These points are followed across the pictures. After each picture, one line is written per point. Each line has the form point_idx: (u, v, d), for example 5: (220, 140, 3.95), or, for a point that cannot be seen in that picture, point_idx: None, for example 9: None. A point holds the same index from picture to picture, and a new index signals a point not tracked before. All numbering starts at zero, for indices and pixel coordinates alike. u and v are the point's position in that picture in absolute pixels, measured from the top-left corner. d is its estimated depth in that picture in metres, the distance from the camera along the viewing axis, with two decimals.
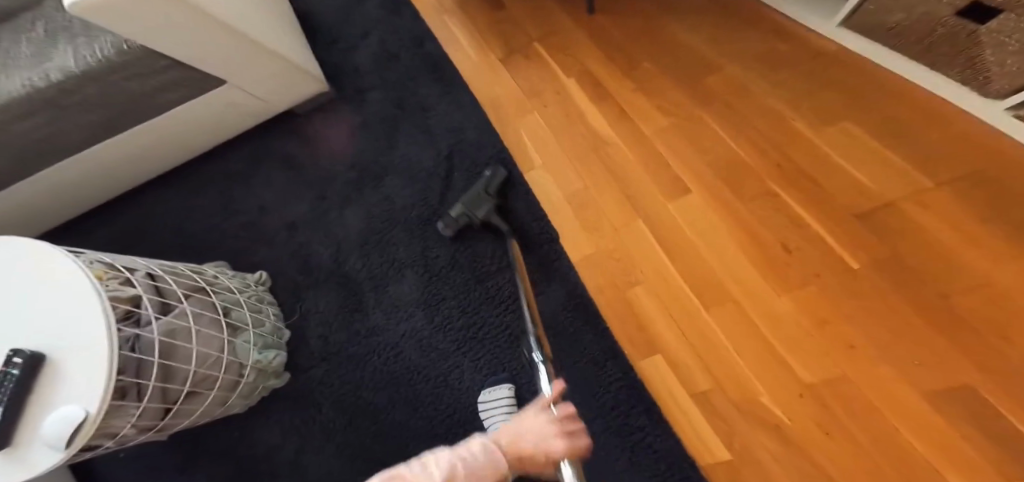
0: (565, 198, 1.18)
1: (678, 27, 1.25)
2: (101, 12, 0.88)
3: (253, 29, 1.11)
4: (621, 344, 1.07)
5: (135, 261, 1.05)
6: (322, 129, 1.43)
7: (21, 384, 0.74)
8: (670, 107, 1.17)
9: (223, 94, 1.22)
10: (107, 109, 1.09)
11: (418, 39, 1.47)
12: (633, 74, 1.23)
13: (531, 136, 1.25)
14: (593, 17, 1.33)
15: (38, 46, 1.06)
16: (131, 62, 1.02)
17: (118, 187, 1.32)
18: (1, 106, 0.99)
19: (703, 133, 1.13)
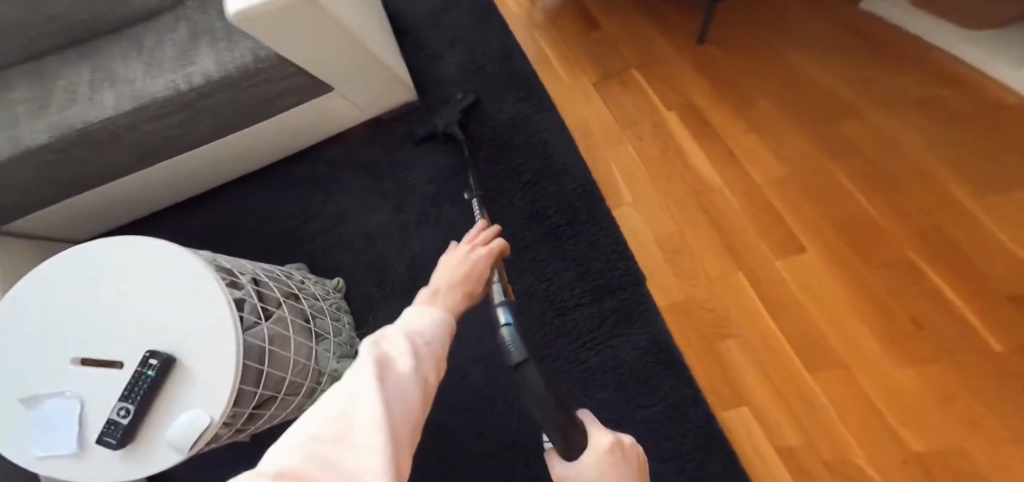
0: (656, 239, 1.12)
1: (811, 66, 1.18)
2: (257, 22, 0.91)
3: (377, 47, 1.15)
4: (705, 394, 1.01)
5: (239, 263, 1.09)
6: (405, 140, 1.41)
7: (153, 385, 0.82)
8: (792, 155, 1.10)
9: (328, 102, 1.24)
10: (233, 114, 1.12)
11: (507, 52, 1.42)
12: (746, 113, 1.17)
13: (623, 169, 1.20)
14: (702, 47, 1.28)
15: (181, 47, 1.10)
16: (266, 69, 1.06)
17: (209, 185, 1.35)
18: (146, 106, 1.04)
19: (827, 184, 1.06)
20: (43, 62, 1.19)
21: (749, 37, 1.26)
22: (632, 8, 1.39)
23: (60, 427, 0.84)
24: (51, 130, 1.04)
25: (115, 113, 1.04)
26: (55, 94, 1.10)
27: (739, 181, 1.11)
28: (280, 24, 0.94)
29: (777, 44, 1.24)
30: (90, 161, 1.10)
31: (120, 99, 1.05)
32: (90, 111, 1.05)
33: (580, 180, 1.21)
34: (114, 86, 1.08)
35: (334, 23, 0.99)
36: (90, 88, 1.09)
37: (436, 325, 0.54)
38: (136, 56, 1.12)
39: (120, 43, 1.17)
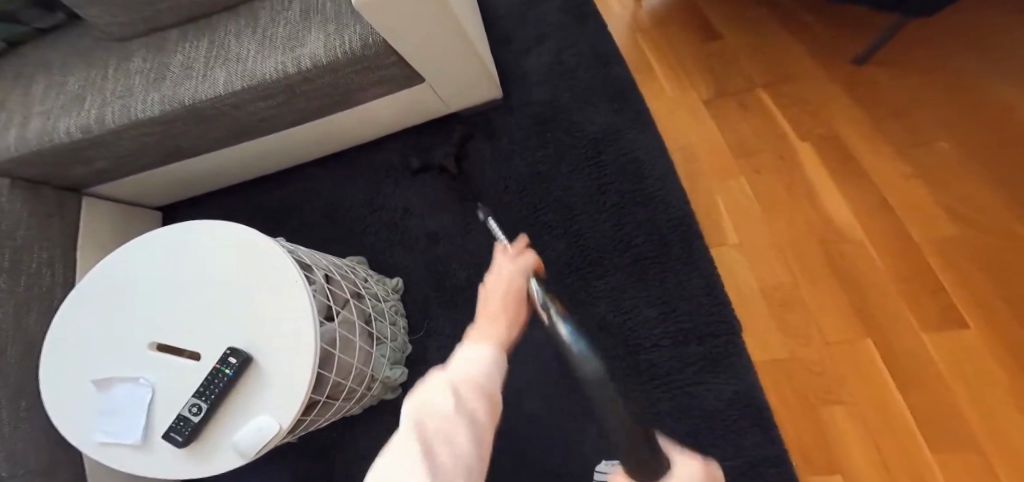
0: (763, 290, 0.97)
1: (1016, 99, 0.95)
2: (374, 6, 0.88)
3: (478, 40, 1.09)
4: (790, 451, 0.87)
5: (310, 256, 1.03)
6: (481, 138, 1.30)
7: (229, 384, 0.80)
8: (968, 214, 0.90)
9: (418, 92, 1.18)
10: (328, 98, 1.11)
11: (604, 57, 1.30)
12: (912, 153, 0.97)
13: (727, 204, 1.05)
14: (863, 67, 1.06)
15: (292, 27, 1.08)
16: (371, 55, 1.01)
17: (282, 163, 1.36)
18: (253, 86, 1.04)
19: (1013, 258, 0.86)
20: (167, 34, 1.21)
21: (939, 57, 1.02)
22: (771, 11, 1.20)
23: (127, 416, 0.84)
24: (163, 104, 1.08)
25: (224, 92, 1.05)
26: (173, 68, 1.13)
27: (879, 234, 0.94)
28: (399, 6, 0.89)
29: (972, 67, 1.00)
30: (196, 131, 1.14)
31: (231, 78, 1.06)
32: (202, 87, 1.07)
33: (679, 211, 1.06)
34: (227, 65, 1.08)
35: (446, 10, 0.94)
36: (205, 64, 1.11)
37: (485, 367, 0.43)
38: (250, 34, 1.11)
39: (238, 17, 1.17)
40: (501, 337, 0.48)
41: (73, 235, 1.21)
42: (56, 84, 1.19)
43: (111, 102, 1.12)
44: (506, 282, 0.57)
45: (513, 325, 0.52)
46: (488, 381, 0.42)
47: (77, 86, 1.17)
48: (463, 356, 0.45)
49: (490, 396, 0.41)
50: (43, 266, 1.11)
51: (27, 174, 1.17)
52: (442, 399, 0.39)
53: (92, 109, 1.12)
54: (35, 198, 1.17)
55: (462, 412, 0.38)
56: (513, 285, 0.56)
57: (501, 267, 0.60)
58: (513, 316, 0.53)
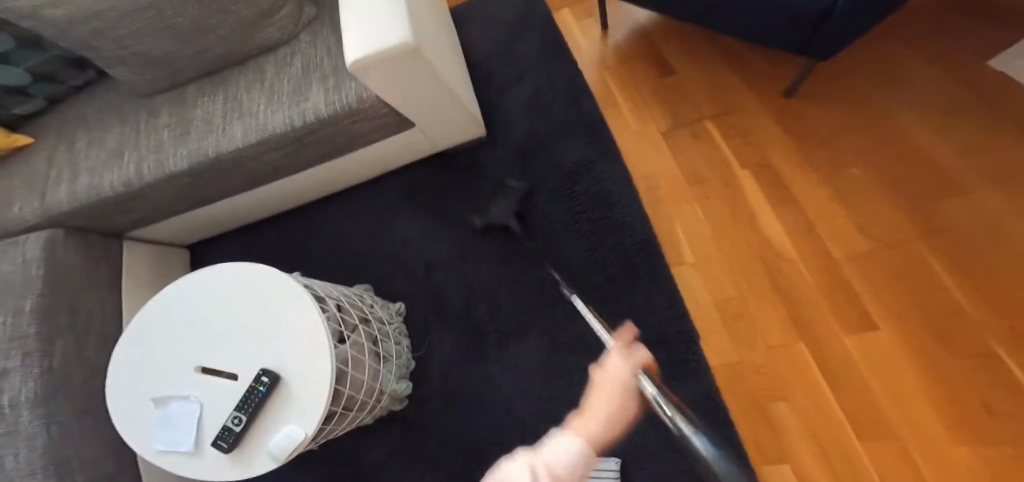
0: (715, 303, 1.09)
1: (913, 127, 1.07)
2: (366, 71, 1.03)
3: (460, 89, 1.24)
4: (747, 447, 0.98)
5: (325, 287, 1.19)
6: (469, 172, 1.45)
7: (263, 399, 0.95)
8: (879, 231, 1.02)
9: (409, 136, 1.34)
10: (331, 145, 1.27)
11: (575, 93, 1.44)
12: (831, 179, 1.09)
13: (683, 226, 1.17)
14: (791, 100, 1.19)
15: (295, 82, 1.24)
16: (365, 107, 1.17)
17: (294, 201, 1.52)
18: (266, 138, 1.20)
19: (915, 269, 0.97)
20: (186, 89, 1.37)
21: (852, 89, 1.15)
22: (714, 49, 1.34)
23: (179, 429, 0.98)
24: (192, 158, 1.25)
25: (242, 145, 1.22)
26: (196, 123, 1.30)
27: (812, 249, 1.05)
28: (385, 68, 1.04)
29: (880, 98, 1.12)
30: (217, 181, 1.31)
31: (246, 132, 1.22)
32: (222, 141, 1.24)
33: (642, 234, 1.19)
34: (242, 119, 1.25)
35: (429, 69, 1.09)
36: (223, 119, 1.27)
37: (572, 462, 0.48)
38: (259, 90, 1.27)
39: (246, 72, 1.33)
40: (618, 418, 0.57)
41: (118, 275, 1.39)
42: (97, 141, 1.37)
43: (146, 157, 1.29)
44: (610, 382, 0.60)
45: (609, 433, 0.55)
46: (569, 474, 0.47)
47: (115, 143, 1.35)
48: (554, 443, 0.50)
49: None
50: (97, 304, 1.29)
51: (78, 224, 1.35)
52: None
53: (132, 164, 1.29)
54: (86, 245, 1.34)
55: None
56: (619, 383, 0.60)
57: (613, 365, 0.63)
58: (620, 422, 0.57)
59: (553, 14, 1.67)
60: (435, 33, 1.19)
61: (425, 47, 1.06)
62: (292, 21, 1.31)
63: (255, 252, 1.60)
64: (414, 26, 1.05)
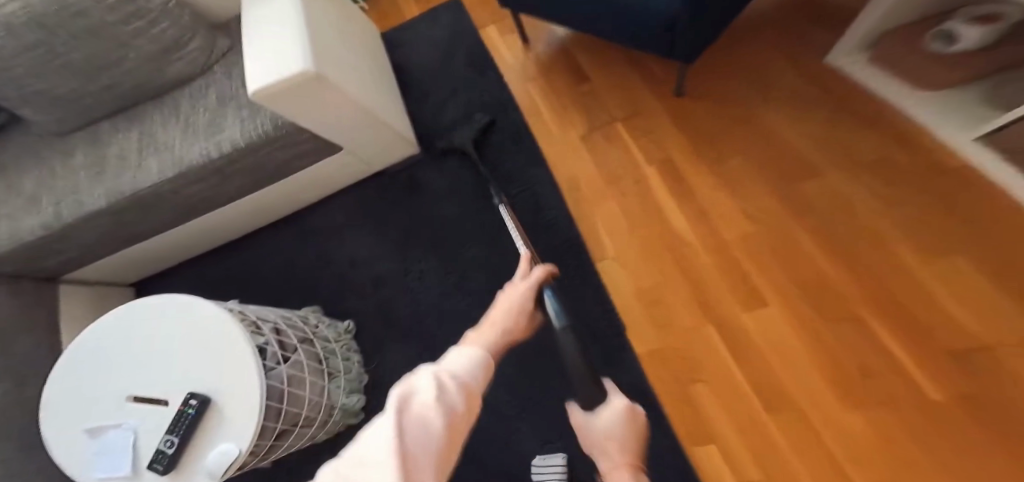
0: (637, 293, 1.17)
1: (781, 121, 1.17)
2: (271, 97, 1.08)
3: (381, 111, 1.28)
4: (677, 430, 1.04)
5: (262, 312, 1.23)
6: (406, 190, 1.50)
7: (194, 421, 0.98)
8: (762, 217, 1.11)
9: (339, 159, 1.38)
10: (256, 174, 1.30)
11: (503, 105, 1.51)
12: (719, 169, 1.18)
13: (605, 224, 1.24)
14: (682, 98, 1.28)
15: (210, 115, 1.28)
16: (283, 134, 1.20)
17: (232, 233, 1.54)
18: (183, 172, 1.22)
19: (794, 248, 1.07)
20: (100, 126, 1.40)
21: (725, 86, 1.25)
22: (615, 56, 1.43)
23: (114, 457, 1.00)
24: (109, 196, 1.25)
25: (159, 180, 1.23)
26: (111, 160, 1.31)
27: (711, 237, 1.14)
28: (292, 97, 1.10)
29: (746, 93, 1.23)
30: (145, 218, 1.32)
31: (163, 165, 1.24)
32: (138, 178, 1.24)
33: (568, 235, 1.25)
34: (158, 154, 1.26)
35: (338, 91, 1.14)
36: (139, 154, 1.29)
37: (472, 364, 0.62)
38: (175, 123, 1.30)
39: (161, 108, 1.37)
40: (478, 372, 0.62)
41: (54, 318, 1.37)
42: (13, 185, 1.35)
43: (64, 199, 1.28)
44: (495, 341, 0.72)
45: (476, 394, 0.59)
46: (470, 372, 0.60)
47: (32, 186, 1.34)
48: (450, 361, 0.62)
49: (463, 389, 0.56)
50: (32, 348, 1.27)
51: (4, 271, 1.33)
52: (427, 391, 0.52)
53: (49, 207, 1.28)
54: (15, 292, 1.33)
55: (443, 400, 0.52)
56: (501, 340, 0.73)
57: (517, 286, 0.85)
58: (478, 375, 0.61)
59: (478, 32, 1.75)
60: (348, 60, 1.24)
61: (332, 73, 1.11)
62: (204, 55, 1.36)
63: (203, 286, 1.60)
64: (319, 54, 1.11)
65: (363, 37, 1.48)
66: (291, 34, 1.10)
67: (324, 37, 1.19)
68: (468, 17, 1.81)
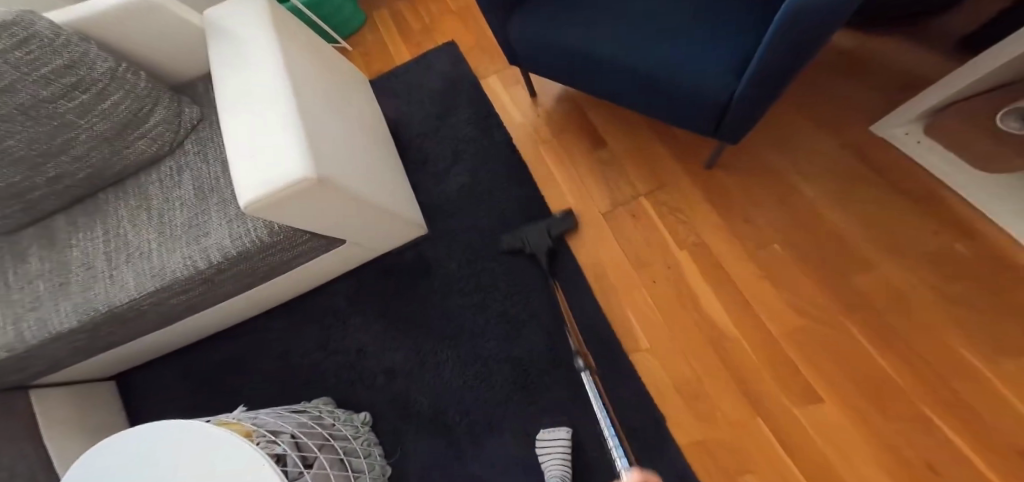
0: (675, 384, 1.13)
1: (822, 200, 1.16)
2: (268, 209, 0.92)
3: (391, 204, 1.15)
4: None
5: (277, 422, 1.14)
6: (414, 270, 1.46)
7: None
8: (809, 309, 1.10)
9: (346, 249, 1.27)
10: (251, 276, 1.20)
11: (514, 175, 1.45)
12: (758, 256, 1.16)
13: (636, 313, 1.21)
14: (712, 171, 1.26)
15: (190, 212, 1.15)
16: (280, 239, 1.08)
17: (227, 321, 1.44)
18: (166, 285, 1.11)
19: (845, 343, 1.06)
20: (54, 220, 1.25)
21: (766, 162, 1.23)
22: (637, 121, 1.39)
23: None
24: (80, 313, 1.12)
25: (138, 294, 1.12)
26: (76, 269, 1.18)
27: (751, 326, 1.12)
28: (290, 206, 0.93)
29: (789, 168, 1.21)
30: (124, 327, 1.20)
31: (140, 278, 1.13)
32: (113, 291, 1.13)
33: (595, 324, 1.23)
34: (133, 263, 1.15)
35: (345, 194, 0.98)
36: (108, 262, 1.17)
37: None
38: (146, 222, 1.18)
39: (125, 198, 1.23)
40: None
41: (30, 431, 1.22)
42: None
43: (25, 314, 1.15)
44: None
45: None
46: None
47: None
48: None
49: None
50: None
51: None
52: None
53: (9, 324, 1.14)
54: None
55: None
56: None
57: None
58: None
59: (479, 83, 1.66)
60: (343, 141, 1.09)
61: (333, 170, 0.95)
62: (170, 130, 1.22)
63: (206, 377, 1.51)
64: (323, 154, 0.96)
65: (357, 99, 1.36)
66: (285, 130, 0.93)
67: (326, 129, 1.04)
68: (466, 65, 1.71)
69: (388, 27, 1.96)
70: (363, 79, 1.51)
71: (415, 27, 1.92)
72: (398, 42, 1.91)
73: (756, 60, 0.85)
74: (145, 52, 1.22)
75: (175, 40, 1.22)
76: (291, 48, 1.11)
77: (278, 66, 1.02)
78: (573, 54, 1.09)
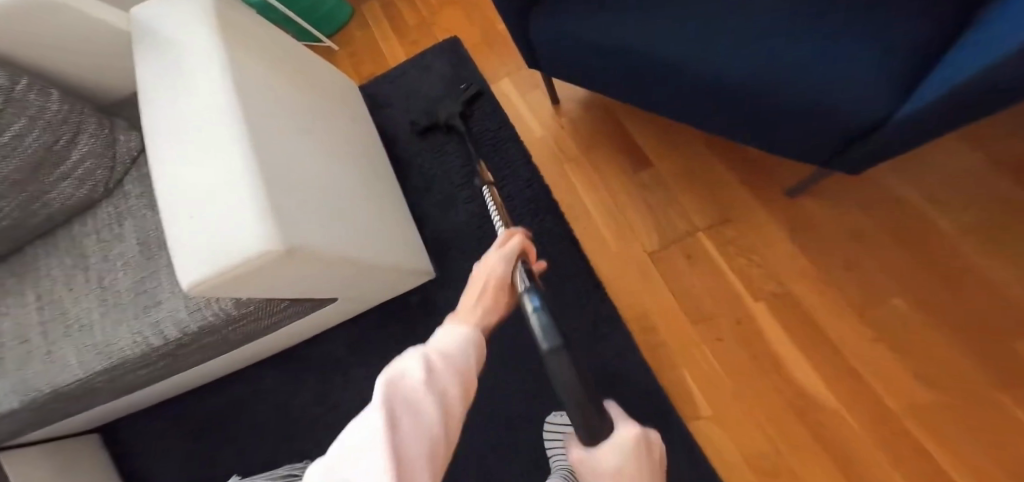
0: (753, 465, 0.89)
1: (947, 235, 0.92)
2: (223, 287, 0.67)
3: (390, 258, 0.91)
4: None
5: None
6: (422, 313, 1.23)
7: None
8: (938, 380, 0.85)
9: (338, 307, 1.03)
10: (224, 345, 0.95)
11: (537, 197, 1.20)
12: (867, 309, 0.92)
13: (696, 375, 0.97)
14: (794, 198, 1.03)
15: (138, 273, 0.91)
16: (250, 310, 0.84)
17: (203, 379, 1.20)
18: (116, 365, 0.87)
19: (992, 422, 0.81)
20: None
21: (869, 185, 1.00)
22: (694, 135, 1.15)
23: None
24: (19, 394, 0.89)
25: (85, 375, 0.87)
26: (7, 342, 0.92)
27: (852, 395, 0.88)
28: (253, 281, 0.68)
29: (898, 192, 0.97)
30: (74, 404, 0.96)
31: (84, 356, 0.88)
32: (54, 371, 0.89)
33: (643, 385, 0.98)
34: (73, 338, 0.90)
35: (329, 256, 0.73)
36: (43, 336, 0.91)
37: (462, 347, 0.52)
38: (86, 286, 0.93)
39: (61, 252, 0.97)
40: (472, 349, 0.53)
41: None
42: None
43: None
44: (486, 276, 0.64)
45: (486, 318, 0.61)
46: (458, 351, 0.51)
47: None
48: (440, 338, 0.53)
49: (457, 370, 0.48)
50: None
51: None
52: (417, 368, 0.45)
53: None
54: None
55: (435, 385, 0.44)
56: (497, 275, 0.64)
57: (488, 256, 0.68)
58: (472, 355, 0.52)
59: (490, 87, 1.41)
60: (318, 178, 0.83)
61: (308, 229, 0.70)
62: (101, 165, 0.96)
63: (187, 441, 1.30)
64: (303, 210, 0.71)
65: (339, 116, 1.10)
66: (242, 175, 0.66)
67: (300, 168, 0.78)
68: (473, 64, 1.45)
69: (380, 22, 1.70)
70: (344, 82, 1.25)
71: (412, 21, 1.66)
72: (392, 40, 1.65)
73: (909, 106, 0.62)
74: (59, 64, 0.93)
75: (100, 47, 0.94)
76: (245, 57, 0.84)
77: (224, 83, 0.75)
78: (620, 53, 0.84)
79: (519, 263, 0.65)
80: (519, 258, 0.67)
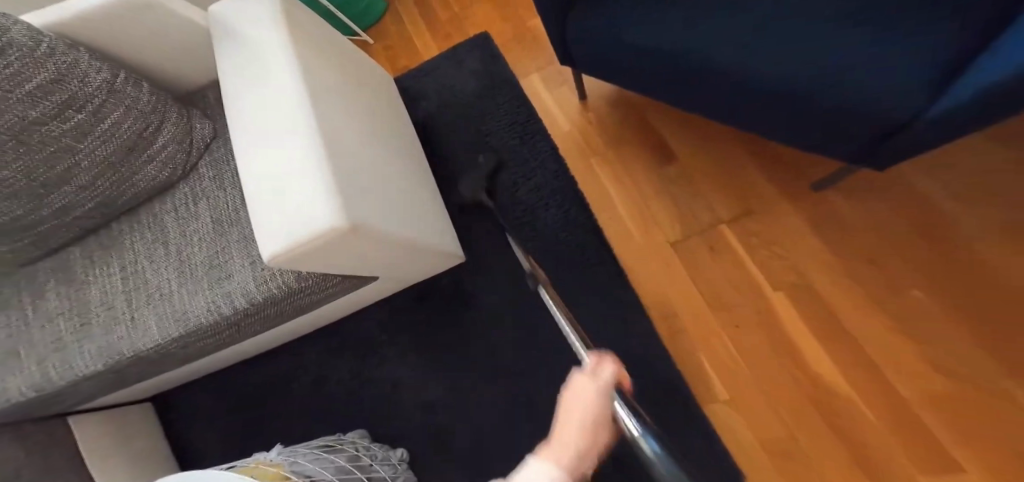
0: (760, 440, 0.96)
1: (969, 233, 0.96)
2: (295, 259, 0.77)
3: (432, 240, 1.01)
4: None
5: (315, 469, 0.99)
6: (451, 294, 1.32)
7: None
8: (952, 368, 0.90)
9: (384, 284, 1.13)
10: (280, 318, 1.05)
11: (562, 187, 1.27)
12: (883, 301, 0.97)
13: (709, 356, 1.04)
14: (819, 193, 1.08)
15: (209, 248, 1.01)
16: (308, 284, 0.94)
17: (253, 350, 1.31)
18: (191, 331, 0.97)
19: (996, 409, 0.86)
20: (71, 251, 1.12)
21: (895, 184, 1.04)
22: (726, 132, 1.19)
23: None
24: (103, 357, 1.00)
25: (161, 340, 0.98)
26: (95, 309, 1.04)
27: (863, 379, 0.94)
28: (322, 255, 0.78)
29: (922, 188, 1.02)
30: (150, 367, 1.07)
31: (163, 322, 0.99)
32: (136, 336, 1.00)
33: (657, 366, 1.06)
34: (154, 306, 1.01)
35: (383, 236, 0.82)
36: (128, 301, 1.03)
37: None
38: (164, 260, 1.04)
39: (141, 229, 1.09)
40: None
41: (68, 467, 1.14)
42: None
43: (48, 354, 1.03)
44: (584, 409, 0.52)
45: (590, 459, 0.49)
46: None
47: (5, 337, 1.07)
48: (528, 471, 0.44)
49: None
50: None
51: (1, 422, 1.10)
52: None
53: (33, 364, 1.02)
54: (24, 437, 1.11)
55: None
56: (596, 409, 0.52)
57: (579, 384, 0.55)
58: None
59: (520, 82, 1.48)
60: (371, 163, 0.92)
61: (366, 210, 0.79)
62: (181, 150, 1.06)
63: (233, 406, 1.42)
64: (361, 194, 0.80)
65: (382, 109, 1.19)
66: (312, 161, 0.76)
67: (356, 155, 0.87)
68: (503, 60, 1.53)
69: (414, 18, 1.78)
70: (386, 78, 1.33)
71: (444, 18, 1.73)
72: (425, 36, 1.73)
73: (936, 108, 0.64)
74: (150, 60, 1.06)
75: (188, 48, 1.06)
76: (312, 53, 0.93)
77: (299, 77, 0.84)
78: (649, 52, 0.91)
79: (620, 400, 0.56)
80: (615, 393, 0.57)
